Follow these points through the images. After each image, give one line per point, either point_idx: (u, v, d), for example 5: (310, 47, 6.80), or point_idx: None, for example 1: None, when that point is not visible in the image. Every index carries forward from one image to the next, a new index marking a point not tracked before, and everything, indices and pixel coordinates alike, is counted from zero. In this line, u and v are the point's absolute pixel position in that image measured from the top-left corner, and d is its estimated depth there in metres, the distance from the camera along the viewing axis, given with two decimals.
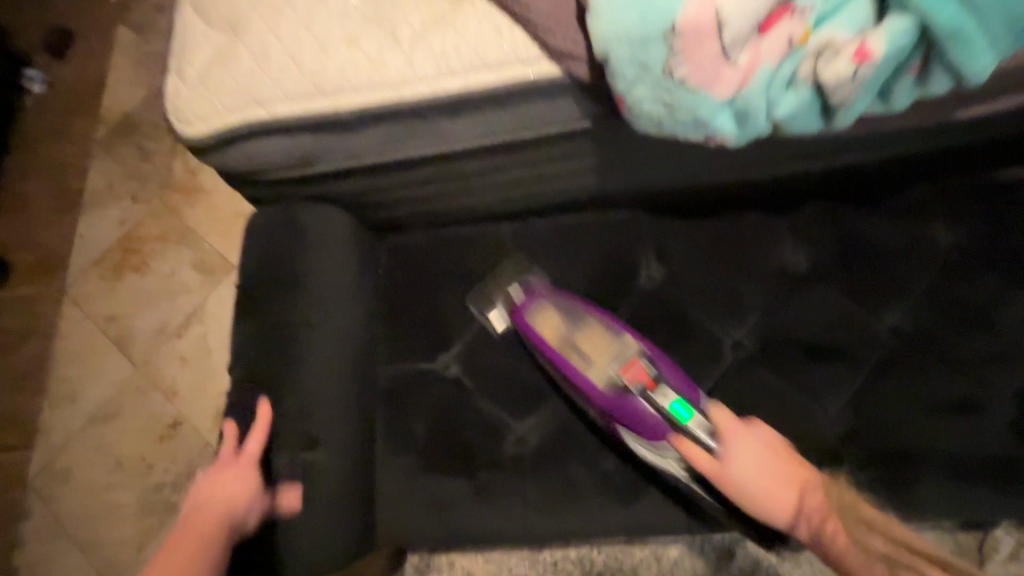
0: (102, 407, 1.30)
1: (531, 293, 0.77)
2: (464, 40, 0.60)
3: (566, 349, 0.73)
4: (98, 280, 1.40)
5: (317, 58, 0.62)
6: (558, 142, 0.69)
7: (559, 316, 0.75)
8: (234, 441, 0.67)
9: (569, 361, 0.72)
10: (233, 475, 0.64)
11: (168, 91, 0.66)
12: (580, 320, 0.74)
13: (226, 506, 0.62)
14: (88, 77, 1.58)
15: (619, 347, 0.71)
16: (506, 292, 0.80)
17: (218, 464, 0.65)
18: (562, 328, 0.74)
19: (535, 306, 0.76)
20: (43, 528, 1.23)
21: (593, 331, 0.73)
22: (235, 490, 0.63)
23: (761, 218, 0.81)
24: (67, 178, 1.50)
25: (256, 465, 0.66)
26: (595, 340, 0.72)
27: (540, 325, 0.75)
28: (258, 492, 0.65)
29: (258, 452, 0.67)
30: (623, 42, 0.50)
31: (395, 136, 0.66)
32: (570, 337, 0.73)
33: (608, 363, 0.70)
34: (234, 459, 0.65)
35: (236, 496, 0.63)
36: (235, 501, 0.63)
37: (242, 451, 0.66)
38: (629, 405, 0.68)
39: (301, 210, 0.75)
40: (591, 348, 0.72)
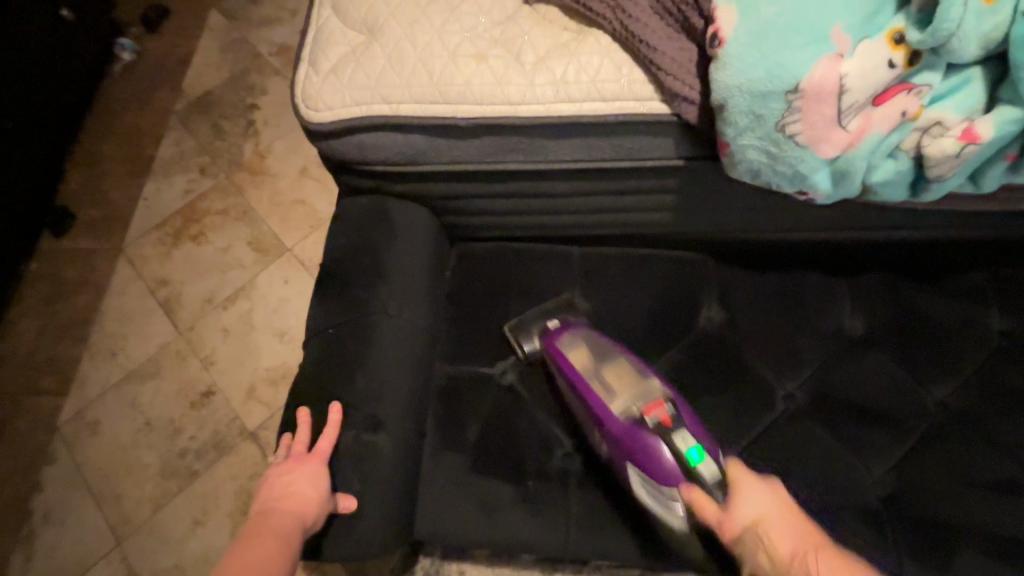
0: (140, 366, 1.33)
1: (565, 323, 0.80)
2: (584, 69, 0.65)
3: (592, 378, 0.74)
4: (156, 244, 1.45)
5: (446, 67, 0.67)
6: (648, 176, 0.73)
7: (589, 345, 0.76)
8: (305, 439, 0.71)
9: (590, 390, 0.73)
10: (306, 473, 0.68)
11: (299, 79, 0.71)
12: (613, 355, 0.75)
13: (298, 505, 0.66)
14: (177, 53, 1.66)
15: (644, 385, 0.72)
16: (541, 322, 0.82)
17: (293, 462, 0.69)
18: (589, 357, 0.75)
19: (568, 334, 0.78)
20: (65, 476, 1.25)
21: (621, 368, 0.74)
22: (304, 491, 0.67)
23: (824, 278, 0.84)
24: (142, 144, 1.56)
25: (326, 464, 0.70)
26: (622, 376, 0.73)
27: (567, 351, 0.76)
28: (326, 492, 0.68)
29: (329, 452, 0.71)
30: (747, 93, 0.54)
31: (501, 148, 0.70)
32: (597, 370, 0.74)
33: (633, 398, 0.71)
34: (304, 459, 0.69)
35: (307, 494, 0.66)
36: (306, 499, 0.66)
37: (313, 450, 0.70)
38: (643, 440, 0.69)
39: (395, 204, 0.80)
40: (615, 382, 0.73)
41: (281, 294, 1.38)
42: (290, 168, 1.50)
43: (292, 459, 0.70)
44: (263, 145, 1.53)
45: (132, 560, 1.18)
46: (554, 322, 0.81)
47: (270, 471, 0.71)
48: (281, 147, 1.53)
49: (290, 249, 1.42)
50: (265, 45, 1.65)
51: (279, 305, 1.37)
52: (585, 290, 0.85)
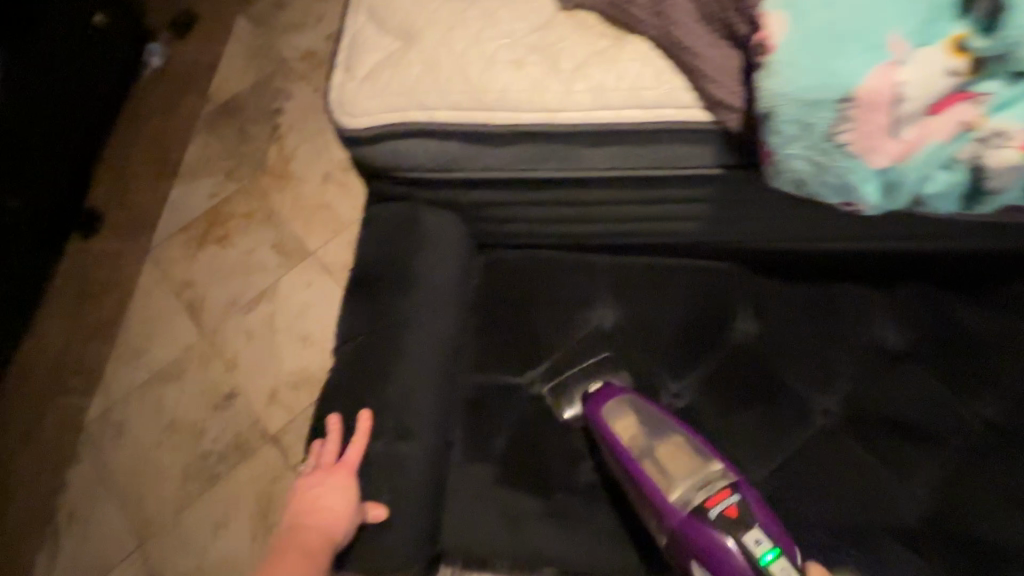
0: (164, 368, 1.34)
1: (611, 391, 0.75)
2: (624, 77, 0.64)
3: (645, 458, 0.69)
4: (182, 247, 1.47)
5: (483, 74, 0.66)
6: (682, 186, 0.71)
7: (640, 420, 0.72)
8: (334, 448, 0.70)
9: (646, 474, 0.69)
10: (336, 484, 0.68)
11: (334, 84, 0.71)
12: (667, 432, 0.71)
13: (329, 517, 0.65)
14: (204, 58, 1.69)
15: (704, 471, 0.68)
16: (587, 387, 0.78)
17: (322, 472, 0.68)
18: (641, 432, 0.71)
19: (616, 404, 0.73)
20: (90, 475, 1.26)
21: (677, 448, 0.69)
22: (334, 502, 0.66)
23: (860, 290, 0.81)
24: (170, 148, 1.58)
25: (355, 474, 0.69)
26: (679, 458, 0.69)
27: (617, 426, 0.72)
28: (355, 504, 0.67)
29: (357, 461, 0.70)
30: (796, 101, 0.53)
31: (535, 155, 0.69)
32: (650, 448, 0.70)
33: (693, 485, 0.67)
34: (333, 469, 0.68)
35: (337, 506, 0.66)
36: (336, 511, 0.66)
37: (342, 460, 0.69)
38: (708, 536, 0.64)
39: (424, 210, 0.79)
40: (672, 464, 0.68)
41: (304, 299, 1.38)
42: (314, 173, 1.51)
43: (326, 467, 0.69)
44: (287, 150, 1.55)
45: (154, 562, 1.19)
46: (598, 387, 0.77)
47: (300, 481, 0.70)
48: (305, 152, 1.54)
49: (313, 253, 1.42)
50: (290, 51, 1.66)
51: (301, 310, 1.37)
52: (613, 300, 0.84)
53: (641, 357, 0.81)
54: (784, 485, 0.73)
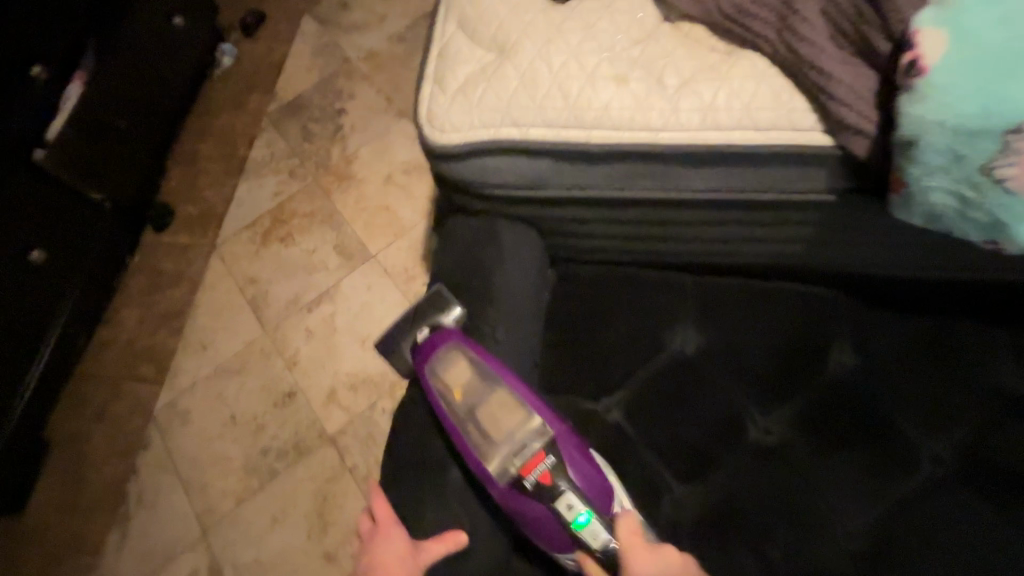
0: (228, 361, 1.37)
1: (445, 333, 0.70)
2: (738, 95, 0.60)
3: (465, 420, 0.66)
4: (246, 243, 1.49)
5: (583, 90, 0.63)
6: (793, 210, 0.66)
7: (465, 370, 0.68)
8: (367, 518, 0.67)
9: (464, 437, 0.66)
10: (389, 538, 0.64)
11: (425, 97, 0.69)
12: (490, 385, 0.67)
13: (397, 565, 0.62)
14: (272, 57, 1.71)
15: (523, 432, 0.65)
16: (411, 334, 0.74)
17: (369, 540, 0.65)
18: (465, 387, 0.67)
19: (445, 351, 0.69)
20: (157, 463, 1.29)
21: (498, 407, 0.66)
22: (397, 552, 0.63)
23: (975, 327, 0.73)
24: (237, 144, 1.61)
25: (397, 520, 0.66)
26: (500, 417, 0.65)
27: (440, 381, 0.68)
28: (412, 539, 0.64)
29: (389, 510, 0.67)
30: (950, 129, 0.49)
31: (631, 174, 0.66)
32: (470, 408, 0.66)
33: (509, 453, 0.64)
34: (376, 531, 0.65)
35: (402, 554, 0.63)
36: (402, 557, 0.63)
37: (377, 521, 0.66)
38: (523, 500, 0.64)
39: (501, 222, 0.75)
40: (492, 425, 0.65)
41: (363, 300, 1.39)
42: (375, 173, 1.51)
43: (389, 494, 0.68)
44: (350, 150, 1.55)
45: (216, 553, 1.21)
46: (426, 334, 0.72)
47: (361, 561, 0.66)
48: (368, 152, 1.54)
49: (373, 255, 1.43)
50: (354, 50, 1.67)
51: (361, 311, 1.38)
52: (699, 324, 0.77)
53: (729, 389, 0.74)
54: (886, 541, 0.67)
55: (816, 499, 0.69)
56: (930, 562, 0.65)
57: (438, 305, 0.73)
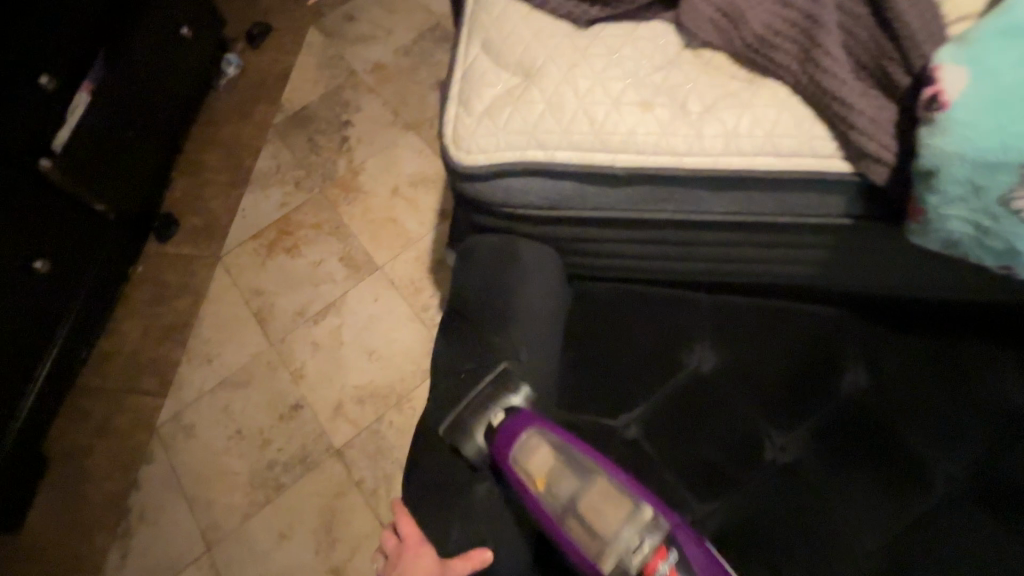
0: (233, 373, 1.36)
1: (524, 419, 0.68)
2: (760, 122, 0.61)
3: (569, 519, 0.63)
4: (252, 254, 1.49)
5: (608, 115, 0.64)
6: (808, 233, 0.68)
7: (555, 461, 0.65)
8: (395, 538, 0.70)
9: (569, 535, 0.63)
10: (416, 554, 0.67)
11: (451, 118, 0.70)
12: (588, 474, 0.64)
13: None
14: (278, 68, 1.72)
15: (634, 525, 0.61)
16: (485, 420, 0.70)
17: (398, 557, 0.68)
18: (560, 479, 0.64)
19: (529, 441, 0.66)
20: (161, 477, 1.28)
21: (602, 498, 0.63)
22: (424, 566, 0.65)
23: (981, 347, 0.75)
24: (243, 154, 1.61)
25: (423, 537, 0.69)
26: (604, 511, 0.62)
27: (529, 473, 0.65)
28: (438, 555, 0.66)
29: (416, 528, 0.69)
30: (969, 163, 0.52)
31: (653, 197, 0.67)
32: (572, 505, 0.63)
33: (628, 555, 0.60)
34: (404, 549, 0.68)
35: (428, 568, 0.65)
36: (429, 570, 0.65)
37: (404, 539, 0.69)
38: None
39: (523, 241, 0.77)
40: (597, 520, 0.62)
41: (370, 312, 1.39)
42: (382, 186, 1.52)
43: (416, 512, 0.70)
44: (356, 162, 1.56)
45: (221, 568, 1.20)
46: (503, 419, 0.69)
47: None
48: (374, 164, 1.55)
49: (380, 267, 1.43)
50: (360, 63, 1.68)
51: (368, 323, 1.38)
52: (714, 344, 0.78)
53: (743, 407, 0.75)
54: (905, 560, 0.67)
55: (830, 519, 0.69)
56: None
57: (508, 389, 0.71)
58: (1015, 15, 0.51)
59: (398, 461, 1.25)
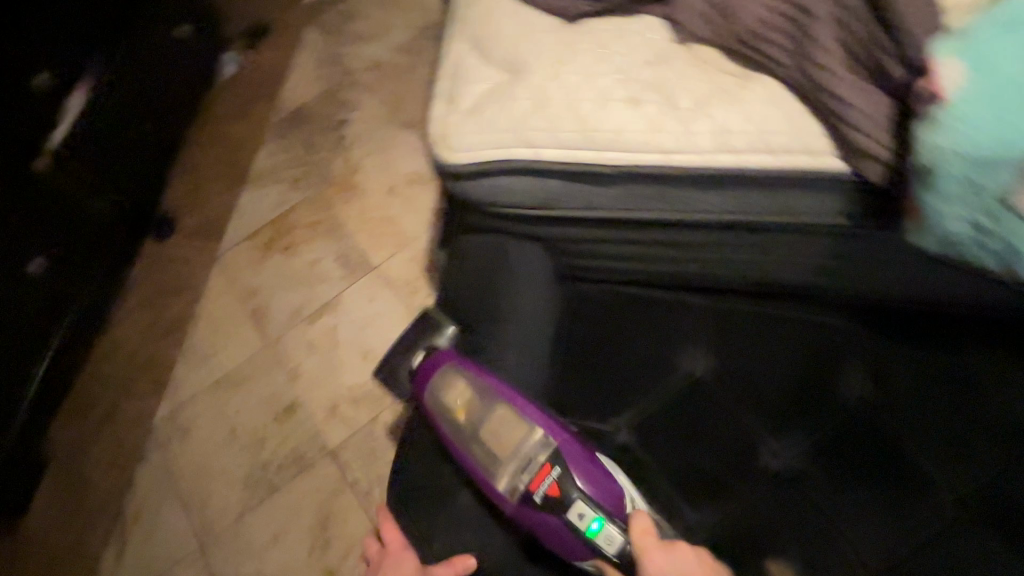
0: (229, 374, 1.36)
1: (441, 355, 0.70)
2: (753, 118, 0.60)
3: (466, 440, 0.66)
4: (248, 254, 1.48)
5: (596, 112, 0.63)
6: (804, 233, 0.66)
7: (460, 391, 0.67)
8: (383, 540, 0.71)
9: (467, 457, 0.66)
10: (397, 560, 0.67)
11: (436, 116, 0.69)
12: (489, 403, 0.66)
13: None
14: (275, 66, 1.71)
15: (526, 444, 0.64)
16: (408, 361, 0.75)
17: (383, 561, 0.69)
18: (462, 408, 0.66)
19: (441, 374, 0.69)
20: (156, 477, 1.28)
21: (497, 422, 0.65)
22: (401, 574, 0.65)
23: (986, 355, 0.72)
24: (240, 154, 1.60)
25: (407, 542, 0.69)
26: (501, 434, 0.65)
27: (437, 403, 0.68)
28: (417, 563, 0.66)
29: (401, 533, 0.69)
30: (966, 160, 0.50)
31: (642, 196, 0.66)
32: (470, 428, 0.66)
33: (516, 470, 0.64)
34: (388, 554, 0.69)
35: None
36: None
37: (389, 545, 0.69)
38: (533, 512, 0.64)
39: (511, 242, 0.75)
40: (493, 442, 0.65)
41: (366, 312, 1.38)
42: (379, 185, 1.51)
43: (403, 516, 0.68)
44: (353, 161, 1.55)
45: (215, 569, 1.20)
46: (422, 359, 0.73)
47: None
48: (370, 163, 1.54)
49: (377, 267, 1.42)
50: (358, 61, 1.67)
51: (364, 323, 1.37)
52: (709, 347, 0.76)
53: (739, 412, 0.73)
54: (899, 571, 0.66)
55: (825, 529, 0.68)
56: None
57: (430, 331, 0.74)
58: (1015, 10, 0.50)
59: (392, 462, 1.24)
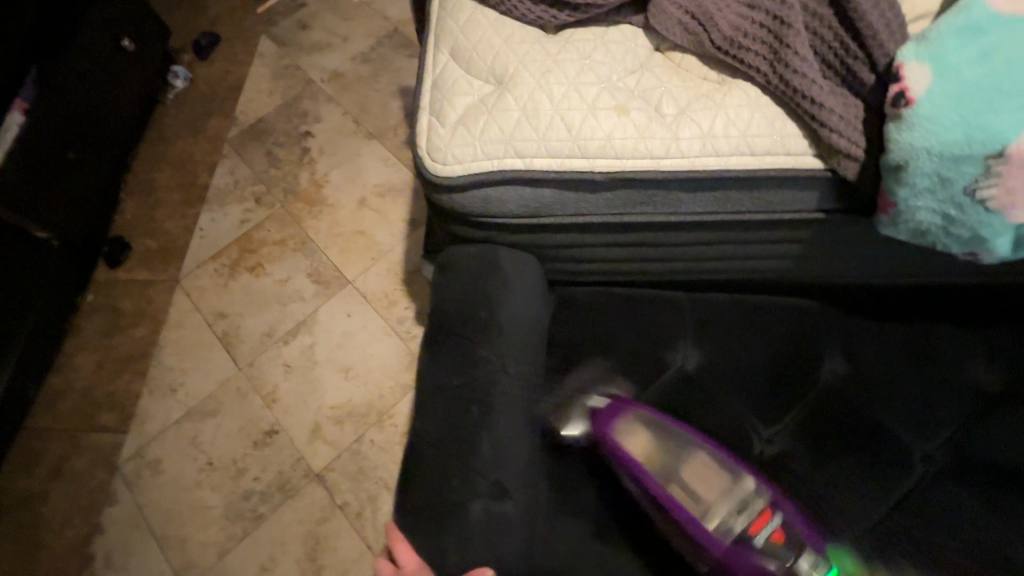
0: (201, 402, 1.29)
1: (624, 404, 0.71)
2: (734, 123, 0.62)
3: (672, 483, 0.65)
4: (213, 275, 1.42)
5: (585, 121, 0.64)
6: (783, 228, 0.69)
7: (656, 437, 0.68)
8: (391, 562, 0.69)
9: (676, 500, 0.64)
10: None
11: (423, 129, 0.68)
12: (692, 447, 0.67)
13: None
14: (229, 79, 1.65)
15: (739, 490, 0.64)
16: (585, 403, 0.73)
17: None
18: (661, 452, 0.67)
19: (631, 421, 0.69)
20: (127, 517, 1.20)
21: (706, 464, 0.66)
22: None
23: (943, 331, 0.78)
24: (197, 171, 1.54)
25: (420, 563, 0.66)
26: (710, 479, 0.64)
27: (632, 447, 0.68)
28: None
29: (413, 555, 0.67)
30: (936, 155, 0.55)
31: (631, 201, 0.67)
32: (677, 470, 0.65)
33: (734, 513, 0.62)
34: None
35: None
36: None
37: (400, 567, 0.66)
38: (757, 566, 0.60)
39: (502, 250, 0.76)
40: (703, 485, 0.64)
41: (344, 328, 1.34)
42: (348, 198, 1.48)
43: (412, 536, 0.67)
44: (319, 174, 1.51)
45: None
46: (601, 404, 0.72)
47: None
48: (338, 176, 1.50)
49: (352, 282, 1.39)
50: (317, 72, 1.63)
51: (342, 340, 1.33)
52: (696, 341, 0.78)
53: (730, 402, 0.75)
54: (897, 547, 0.67)
55: (825, 509, 0.69)
56: (944, 571, 0.65)
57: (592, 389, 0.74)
58: (972, 17, 0.54)
59: (381, 477, 1.21)
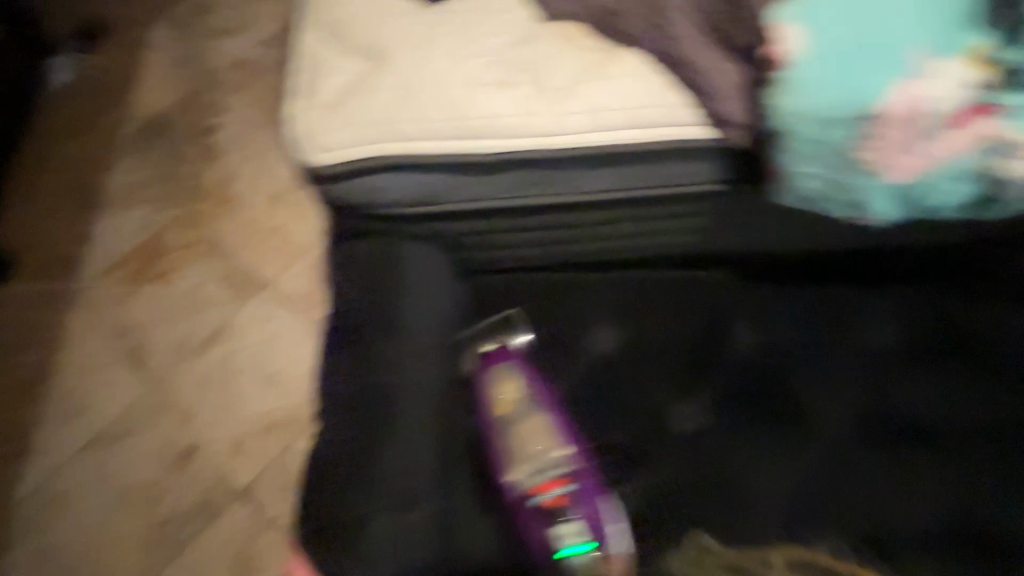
0: (108, 426, 1.19)
1: (504, 355, 0.72)
2: (620, 94, 0.60)
3: (501, 429, 0.69)
4: (114, 286, 1.30)
5: (466, 98, 0.60)
6: (684, 202, 0.68)
7: (514, 394, 0.71)
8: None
9: (495, 445, 0.69)
10: None
11: (292, 113, 0.62)
12: (534, 409, 0.69)
13: None
14: (120, 70, 1.51)
15: (549, 455, 0.67)
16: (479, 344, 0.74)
17: None
18: (511, 407, 0.70)
19: (500, 374, 0.72)
20: (29, 558, 1.10)
21: (537, 427, 0.68)
22: None
23: (848, 294, 0.79)
24: (89, 174, 1.40)
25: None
26: (530, 438, 0.68)
27: (492, 397, 0.71)
28: None
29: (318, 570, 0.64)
30: (810, 120, 0.56)
31: (524, 183, 0.64)
32: (512, 420, 0.69)
33: (533, 472, 0.66)
34: None
35: None
36: None
37: None
38: (529, 515, 0.66)
39: (402, 243, 0.70)
40: (522, 441, 0.68)
41: (263, 333, 1.26)
42: (261, 193, 1.38)
43: (315, 555, 0.63)
44: (228, 170, 1.40)
45: None
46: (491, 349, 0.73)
47: None
48: (249, 171, 1.40)
49: (270, 283, 1.30)
50: (220, 59, 1.51)
51: (262, 346, 1.25)
52: (613, 323, 0.76)
53: (648, 382, 0.74)
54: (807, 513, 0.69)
55: (737, 480, 0.70)
56: (843, 523, 0.68)
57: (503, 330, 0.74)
58: None
59: None
